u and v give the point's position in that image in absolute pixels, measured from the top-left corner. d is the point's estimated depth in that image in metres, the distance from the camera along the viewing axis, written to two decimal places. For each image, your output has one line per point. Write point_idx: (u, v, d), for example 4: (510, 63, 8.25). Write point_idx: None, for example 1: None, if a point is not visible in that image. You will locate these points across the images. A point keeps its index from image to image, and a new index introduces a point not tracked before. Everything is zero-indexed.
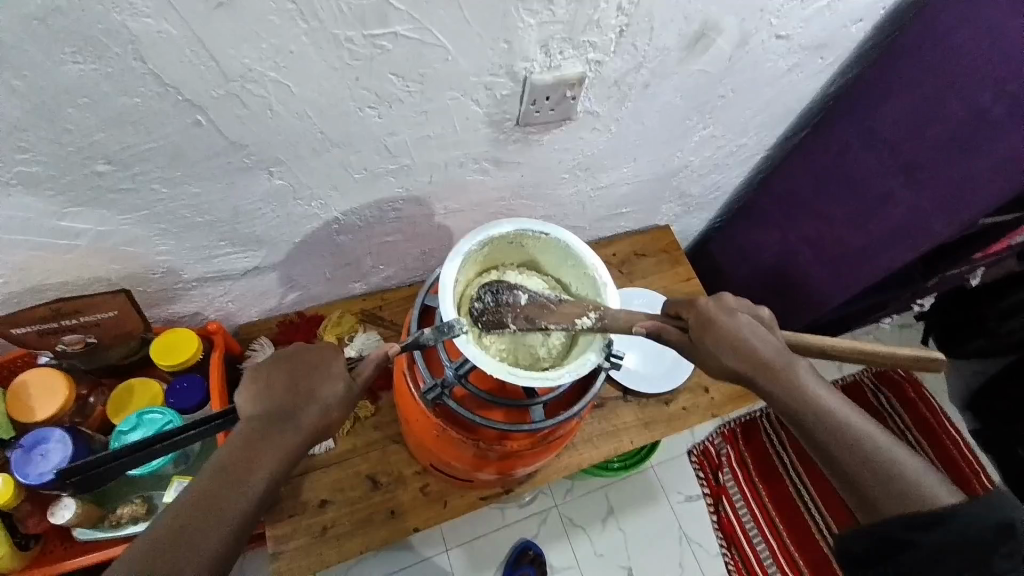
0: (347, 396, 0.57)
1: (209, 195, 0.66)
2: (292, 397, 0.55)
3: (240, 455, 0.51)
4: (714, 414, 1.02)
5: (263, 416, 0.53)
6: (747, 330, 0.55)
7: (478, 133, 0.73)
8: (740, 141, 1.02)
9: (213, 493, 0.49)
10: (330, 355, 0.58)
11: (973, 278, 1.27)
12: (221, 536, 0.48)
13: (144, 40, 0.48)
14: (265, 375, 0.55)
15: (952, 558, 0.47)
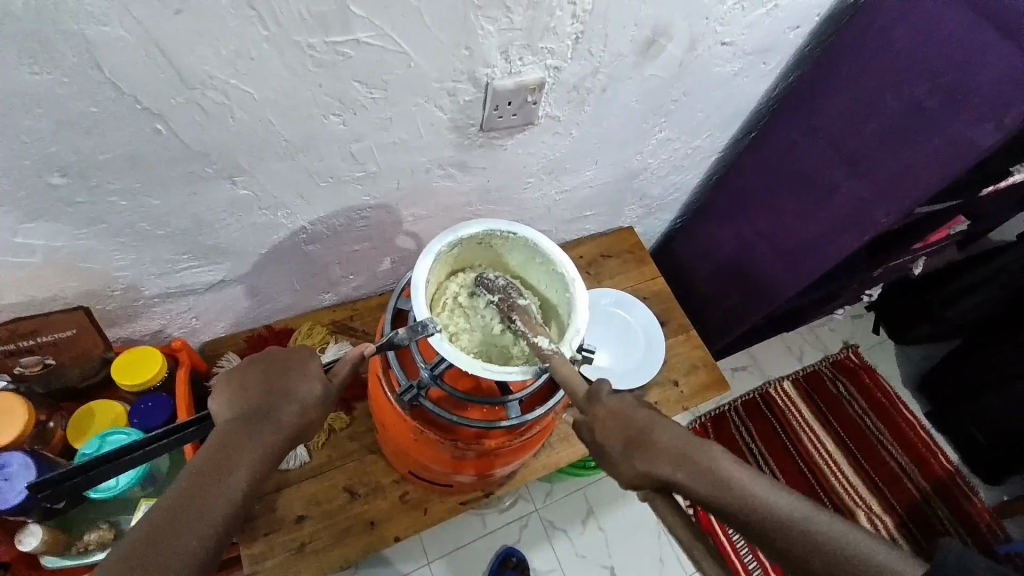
0: (325, 397, 0.57)
1: (170, 206, 0.65)
2: (269, 397, 0.54)
3: (215, 458, 0.50)
4: (684, 407, 1.06)
5: (238, 419, 0.53)
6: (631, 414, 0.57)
7: (444, 138, 0.75)
8: (695, 143, 1.07)
9: (195, 495, 0.48)
10: (306, 355, 0.58)
11: (915, 265, 1.36)
12: (204, 536, 0.47)
13: (101, 47, 0.47)
14: (239, 378, 0.55)
15: None
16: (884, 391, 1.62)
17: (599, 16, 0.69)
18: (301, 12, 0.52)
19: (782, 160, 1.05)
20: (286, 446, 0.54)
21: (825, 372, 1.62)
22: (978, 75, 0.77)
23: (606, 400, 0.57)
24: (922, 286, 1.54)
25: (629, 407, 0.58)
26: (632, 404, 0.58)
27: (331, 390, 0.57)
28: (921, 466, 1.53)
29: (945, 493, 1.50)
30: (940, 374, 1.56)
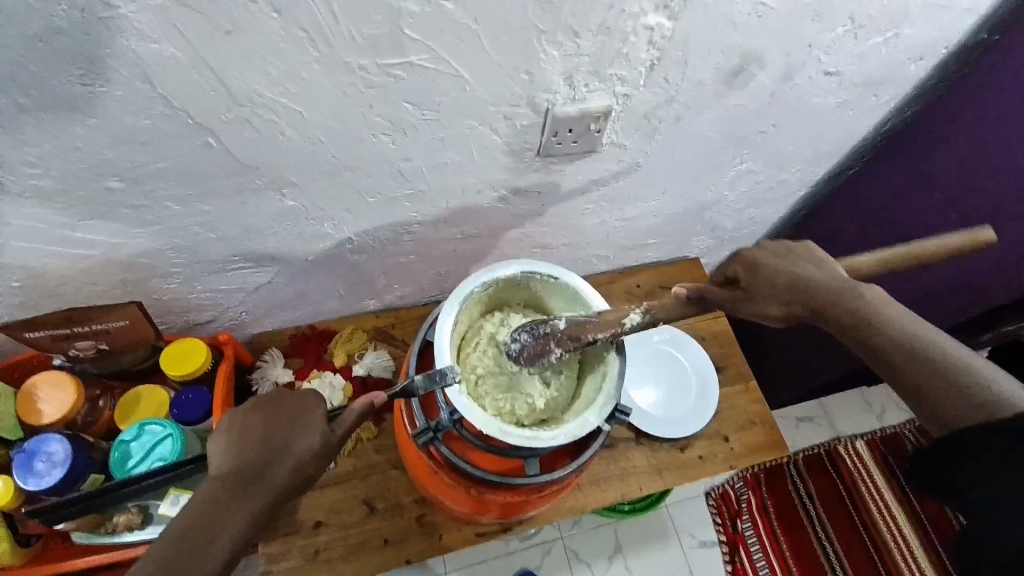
0: (323, 449, 0.57)
1: (219, 213, 0.65)
2: (265, 449, 0.55)
3: (201, 522, 0.50)
4: (733, 467, 0.96)
5: (231, 472, 0.53)
6: (803, 270, 0.57)
7: (497, 161, 0.71)
8: (780, 177, 0.96)
9: (182, 551, 0.48)
10: (310, 404, 0.58)
11: None
12: None
13: (152, 64, 0.47)
14: (240, 425, 0.56)
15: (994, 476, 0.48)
16: None
17: (679, 42, 0.62)
18: (353, 34, 0.50)
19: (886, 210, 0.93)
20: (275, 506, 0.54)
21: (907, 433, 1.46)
22: None
23: (751, 270, 0.58)
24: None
25: (781, 266, 0.57)
26: (762, 254, 0.58)
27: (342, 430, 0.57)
28: None
29: None
30: None
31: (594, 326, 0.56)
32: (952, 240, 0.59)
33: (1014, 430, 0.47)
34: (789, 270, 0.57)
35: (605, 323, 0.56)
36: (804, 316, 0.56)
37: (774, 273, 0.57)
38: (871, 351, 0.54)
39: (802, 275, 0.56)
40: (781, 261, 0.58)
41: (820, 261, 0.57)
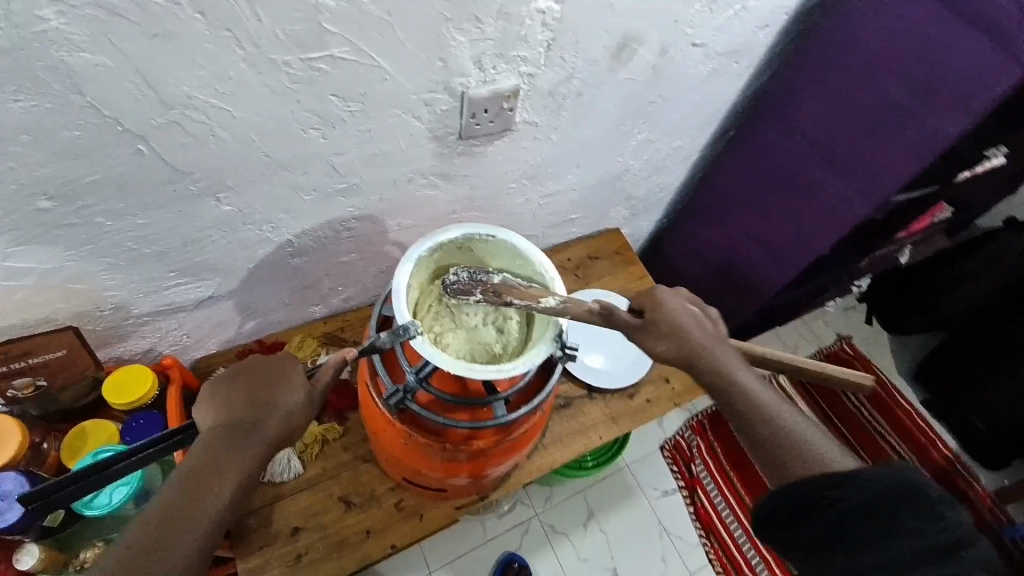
0: (308, 404, 0.59)
1: (155, 225, 0.66)
2: (255, 406, 0.56)
3: (195, 477, 0.52)
4: (676, 404, 1.06)
5: (222, 429, 0.55)
6: (687, 319, 0.61)
7: (423, 148, 0.76)
8: (675, 143, 1.09)
9: (182, 503, 0.50)
10: (289, 364, 0.60)
11: (902, 255, 1.49)
12: (191, 541, 0.49)
13: (86, 76, 0.50)
14: (222, 388, 0.57)
15: (853, 518, 0.52)
16: (880, 381, 1.68)
17: (568, 25, 0.71)
18: (277, 32, 0.54)
19: (761, 158, 1.07)
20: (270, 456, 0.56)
21: (819, 364, 1.69)
22: (956, 73, 0.77)
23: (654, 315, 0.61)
24: (912, 278, 1.62)
25: (677, 314, 0.61)
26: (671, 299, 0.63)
27: (316, 395, 0.59)
28: (920, 451, 1.59)
29: (950, 484, 1.54)
30: (933, 365, 1.65)
31: (517, 292, 0.62)
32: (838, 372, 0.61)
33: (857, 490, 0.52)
34: (677, 320, 0.61)
35: (529, 293, 0.62)
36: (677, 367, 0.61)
37: (670, 322, 0.61)
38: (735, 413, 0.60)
39: (682, 322, 0.61)
40: (680, 310, 0.62)
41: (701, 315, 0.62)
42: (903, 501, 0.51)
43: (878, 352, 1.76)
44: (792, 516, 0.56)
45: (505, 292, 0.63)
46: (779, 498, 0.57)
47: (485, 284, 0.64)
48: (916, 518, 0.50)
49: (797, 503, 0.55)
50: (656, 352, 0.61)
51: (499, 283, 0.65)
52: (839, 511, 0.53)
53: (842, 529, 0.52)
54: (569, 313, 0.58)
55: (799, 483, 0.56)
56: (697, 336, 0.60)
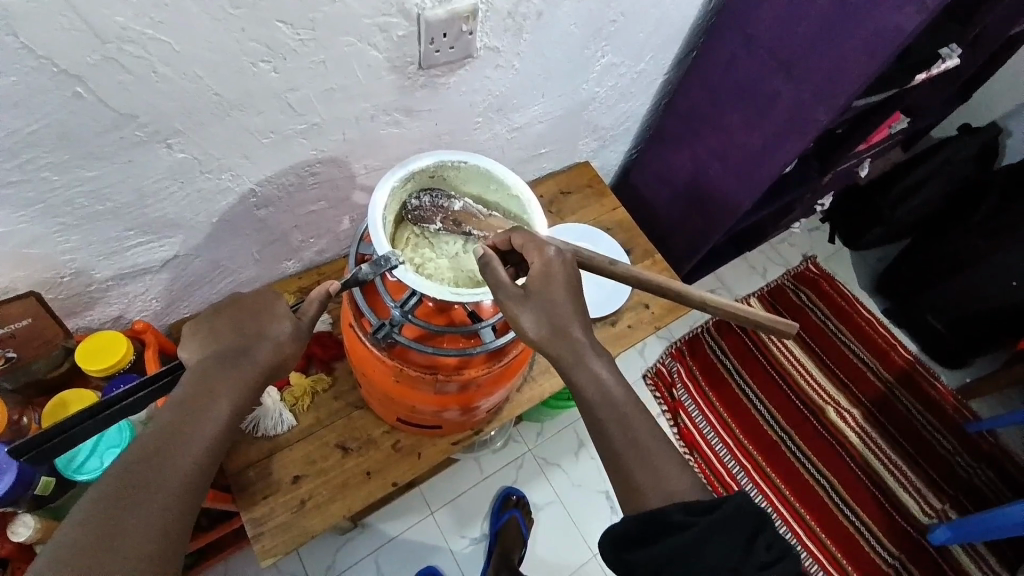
0: (297, 333, 0.60)
1: (107, 178, 0.63)
2: (242, 336, 0.58)
3: (192, 398, 0.53)
4: (657, 327, 1.09)
5: (212, 360, 0.56)
6: (561, 301, 0.56)
7: (383, 80, 0.73)
8: (638, 67, 1.07)
9: (182, 420, 0.52)
10: (272, 297, 0.61)
11: (862, 168, 1.53)
12: (195, 451, 0.51)
13: (13, 12, 0.46)
14: (207, 328, 0.59)
15: (712, 549, 0.47)
16: (843, 295, 1.76)
17: None
18: None
19: (723, 75, 1.06)
20: (266, 379, 0.58)
21: (787, 284, 1.75)
22: None
23: (534, 291, 0.56)
24: (871, 191, 1.73)
25: (556, 295, 0.56)
26: (558, 277, 0.57)
27: (303, 327, 0.60)
28: (883, 357, 1.69)
29: (910, 383, 1.66)
30: (888, 276, 1.74)
31: (475, 220, 0.65)
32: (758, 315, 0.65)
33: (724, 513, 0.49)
34: (550, 298, 0.56)
35: (489, 224, 0.64)
36: (538, 342, 0.56)
37: (547, 297, 0.56)
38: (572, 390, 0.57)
39: (554, 301, 0.56)
40: (556, 287, 0.56)
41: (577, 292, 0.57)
42: (759, 532, 0.49)
43: (842, 268, 1.83)
44: (654, 537, 0.50)
45: (465, 220, 0.65)
46: (643, 519, 0.51)
47: (448, 211, 0.65)
48: (771, 551, 0.48)
49: (660, 521, 0.50)
50: (518, 324, 0.56)
51: (460, 210, 0.66)
52: (703, 538, 0.47)
53: (700, 561, 0.47)
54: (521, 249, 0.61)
55: (671, 509, 0.51)
56: (569, 308, 0.56)
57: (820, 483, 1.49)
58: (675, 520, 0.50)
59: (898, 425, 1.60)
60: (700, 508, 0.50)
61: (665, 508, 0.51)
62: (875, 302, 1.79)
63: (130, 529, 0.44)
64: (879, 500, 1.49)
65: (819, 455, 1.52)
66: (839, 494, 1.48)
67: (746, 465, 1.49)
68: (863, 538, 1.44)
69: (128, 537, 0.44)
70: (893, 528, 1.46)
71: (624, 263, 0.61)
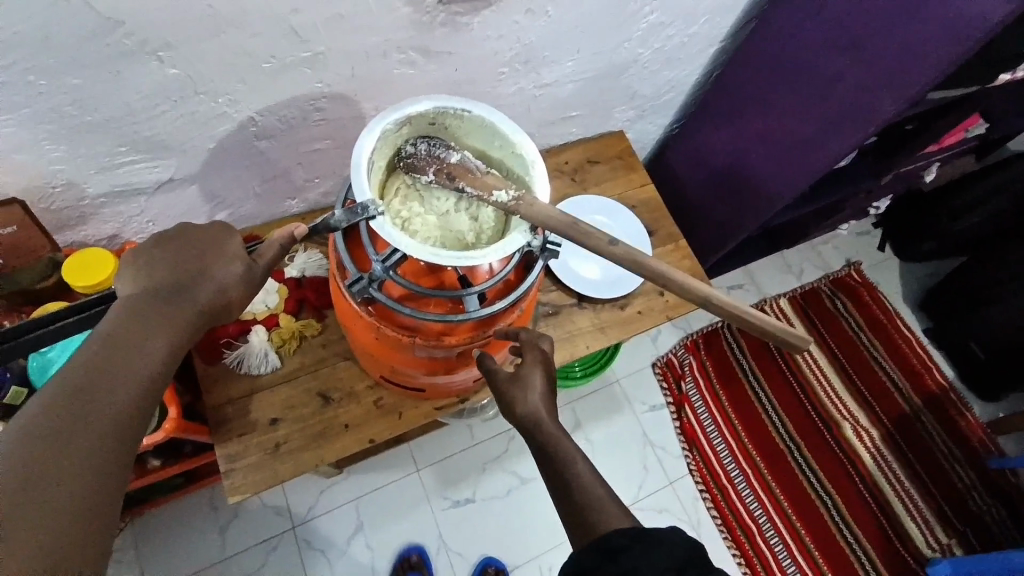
0: (245, 275, 0.58)
1: (94, 88, 0.59)
2: (182, 274, 0.55)
3: (120, 335, 0.51)
4: (669, 317, 1.02)
5: (147, 297, 0.54)
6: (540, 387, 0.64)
7: (398, 13, 0.67)
8: (690, 30, 0.97)
9: (109, 361, 0.49)
10: (224, 235, 0.59)
11: (927, 173, 1.39)
12: (124, 395, 0.49)
13: None
14: (145, 258, 0.56)
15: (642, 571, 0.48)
16: (881, 307, 1.64)
17: None
18: None
19: (782, 48, 0.94)
20: (203, 321, 0.56)
21: (821, 288, 1.64)
22: None
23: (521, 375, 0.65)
24: (932, 198, 1.59)
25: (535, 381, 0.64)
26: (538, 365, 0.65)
27: (257, 270, 0.59)
28: (913, 378, 1.58)
29: (939, 409, 1.55)
30: (933, 293, 1.62)
31: (471, 177, 0.56)
32: (773, 324, 0.57)
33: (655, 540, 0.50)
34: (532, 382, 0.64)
35: (485, 183, 0.56)
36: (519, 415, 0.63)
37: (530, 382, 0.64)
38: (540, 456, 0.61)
39: (534, 385, 0.64)
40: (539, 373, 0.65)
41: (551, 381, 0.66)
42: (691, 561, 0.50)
43: (887, 279, 1.70)
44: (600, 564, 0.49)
45: (460, 176, 0.57)
46: (590, 550, 0.51)
47: (441, 162, 0.57)
48: None
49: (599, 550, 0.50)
50: (508, 397, 0.64)
51: (456, 162, 0.58)
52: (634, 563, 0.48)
53: None
54: (518, 214, 0.54)
55: (613, 534, 0.51)
56: (541, 398, 0.64)
57: (822, 499, 1.42)
58: (611, 539, 0.51)
59: (917, 452, 1.50)
60: (635, 534, 0.51)
61: (607, 533, 0.51)
62: (915, 319, 1.67)
63: (52, 485, 0.43)
64: (883, 526, 1.42)
65: (827, 472, 1.45)
66: (841, 513, 1.41)
67: (746, 470, 1.43)
68: (857, 561, 1.38)
69: (49, 493, 0.42)
70: (891, 556, 1.39)
71: (624, 243, 0.54)
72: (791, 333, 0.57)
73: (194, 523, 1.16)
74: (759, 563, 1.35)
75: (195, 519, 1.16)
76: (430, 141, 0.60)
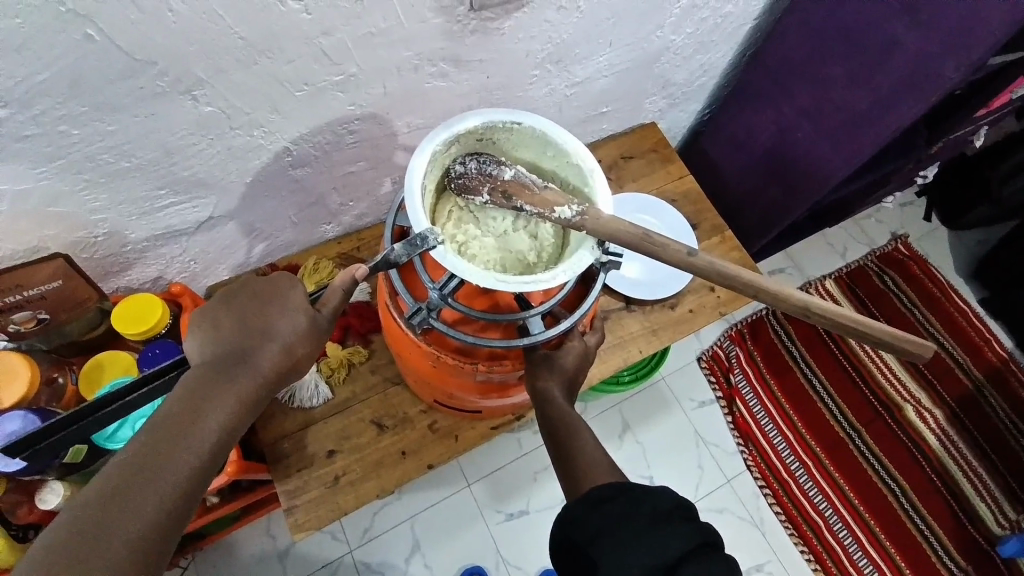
0: (309, 330, 0.56)
1: (128, 133, 0.58)
2: (247, 336, 0.54)
3: (181, 410, 0.49)
4: (722, 313, 0.98)
5: (212, 361, 0.52)
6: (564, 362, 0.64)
7: (428, 24, 0.63)
8: (724, 10, 0.91)
9: (164, 442, 0.47)
10: (288, 287, 0.57)
11: (978, 137, 1.31)
12: (174, 481, 0.46)
13: None
14: (212, 320, 0.55)
15: (630, 519, 0.51)
16: (935, 281, 1.56)
17: None
18: None
19: (829, 19, 0.89)
20: (266, 387, 0.53)
21: (869, 266, 1.56)
22: None
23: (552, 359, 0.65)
24: (977, 162, 1.50)
25: (563, 359, 0.65)
26: (577, 344, 0.66)
27: (321, 321, 0.56)
28: (975, 353, 1.50)
29: (1004, 385, 1.47)
30: (991, 262, 1.53)
31: (529, 193, 0.53)
32: (868, 326, 0.53)
33: (641, 490, 0.53)
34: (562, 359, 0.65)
35: (544, 199, 0.53)
36: (539, 391, 0.63)
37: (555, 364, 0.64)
38: (547, 423, 0.62)
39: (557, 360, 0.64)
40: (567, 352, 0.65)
41: (581, 360, 0.65)
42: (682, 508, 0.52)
43: (938, 250, 1.62)
44: (587, 513, 0.53)
45: (516, 193, 0.54)
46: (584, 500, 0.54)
47: (495, 180, 0.54)
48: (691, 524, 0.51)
49: (595, 501, 0.53)
50: (536, 376, 0.64)
51: (510, 179, 0.55)
52: (624, 511, 0.51)
53: (621, 530, 0.50)
54: (584, 229, 0.51)
55: (603, 485, 0.54)
56: (563, 374, 0.64)
57: (888, 486, 1.36)
58: (602, 489, 0.54)
59: (984, 430, 1.43)
60: (624, 487, 0.54)
61: (599, 484, 0.55)
62: (971, 291, 1.58)
63: (97, 548, 0.42)
64: (955, 512, 1.35)
65: (891, 458, 1.39)
66: (910, 500, 1.35)
67: (806, 462, 1.37)
68: (930, 549, 1.31)
69: None
70: (966, 542, 1.33)
71: (704, 254, 0.50)
72: (887, 334, 0.53)
73: (252, 554, 1.16)
74: (828, 559, 1.29)
75: (252, 548, 1.16)
76: (479, 157, 0.57)
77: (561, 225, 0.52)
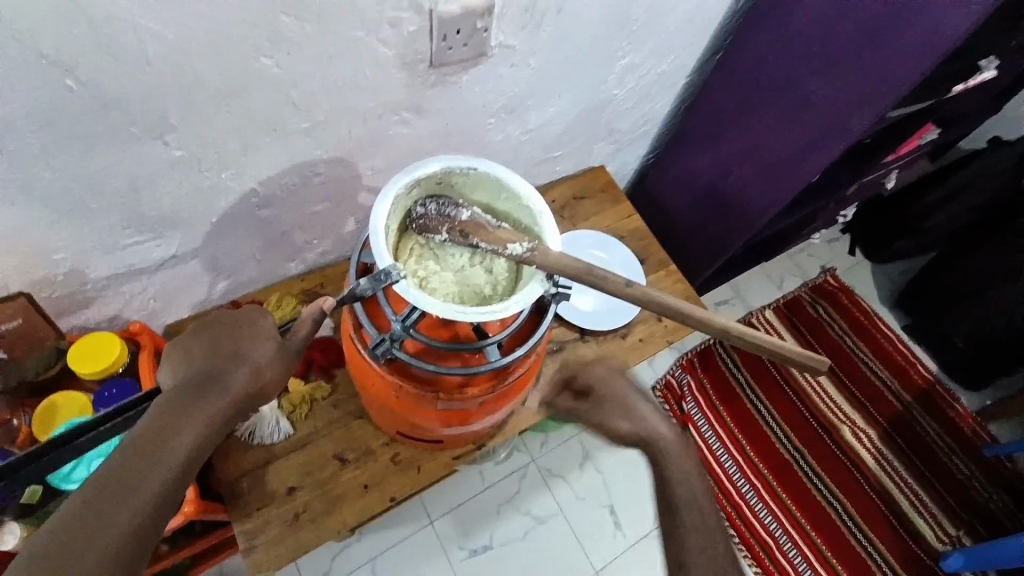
0: (279, 355, 0.58)
1: (99, 174, 0.60)
2: (219, 359, 0.56)
3: (151, 430, 0.50)
4: (670, 341, 1.04)
5: (185, 383, 0.54)
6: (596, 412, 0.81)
7: (392, 77, 0.69)
8: (661, 68, 1.02)
9: (133, 462, 0.48)
10: (258, 316, 0.59)
11: (888, 179, 1.47)
12: (140, 500, 0.47)
13: None
14: (188, 347, 0.57)
15: None
16: (861, 308, 1.69)
17: None
18: None
19: (753, 77, 1.01)
20: (237, 407, 0.54)
21: (804, 296, 1.69)
22: None
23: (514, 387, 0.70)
24: (898, 199, 1.67)
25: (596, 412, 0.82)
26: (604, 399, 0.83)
27: (291, 348, 0.59)
28: (902, 375, 1.63)
29: (929, 404, 1.60)
30: (912, 292, 1.67)
31: (486, 232, 0.58)
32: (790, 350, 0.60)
33: None
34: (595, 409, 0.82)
35: (499, 237, 0.58)
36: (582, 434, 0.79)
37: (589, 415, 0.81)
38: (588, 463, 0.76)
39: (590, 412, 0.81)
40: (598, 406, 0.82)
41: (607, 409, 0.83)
42: None
43: (864, 281, 1.77)
44: None
45: (474, 231, 0.59)
46: None
47: (453, 220, 0.59)
48: None
49: None
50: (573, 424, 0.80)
51: (467, 219, 0.60)
52: None
53: None
54: (534, 264, 0.56)
55: None
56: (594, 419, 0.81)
57: (832, 504, 1.44)
58: None
59: (915, 447, 1.54)
60: None
61: None
62: (895, 318, 1.73)
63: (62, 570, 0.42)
64: (895, 526, 1.44)
65: (834, 477, 1.47)
66: (853, 518, 1.43)
67: (756, 484, 1.44)
68: (874, 564, 1.39)
69: None
70: (906, 555, 1.41)
71: (641, 285, 0.57)
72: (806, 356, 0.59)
73: None
74: None
75: None
76: (438, 200, 0.62)
77: (513, 260, 0.57)
